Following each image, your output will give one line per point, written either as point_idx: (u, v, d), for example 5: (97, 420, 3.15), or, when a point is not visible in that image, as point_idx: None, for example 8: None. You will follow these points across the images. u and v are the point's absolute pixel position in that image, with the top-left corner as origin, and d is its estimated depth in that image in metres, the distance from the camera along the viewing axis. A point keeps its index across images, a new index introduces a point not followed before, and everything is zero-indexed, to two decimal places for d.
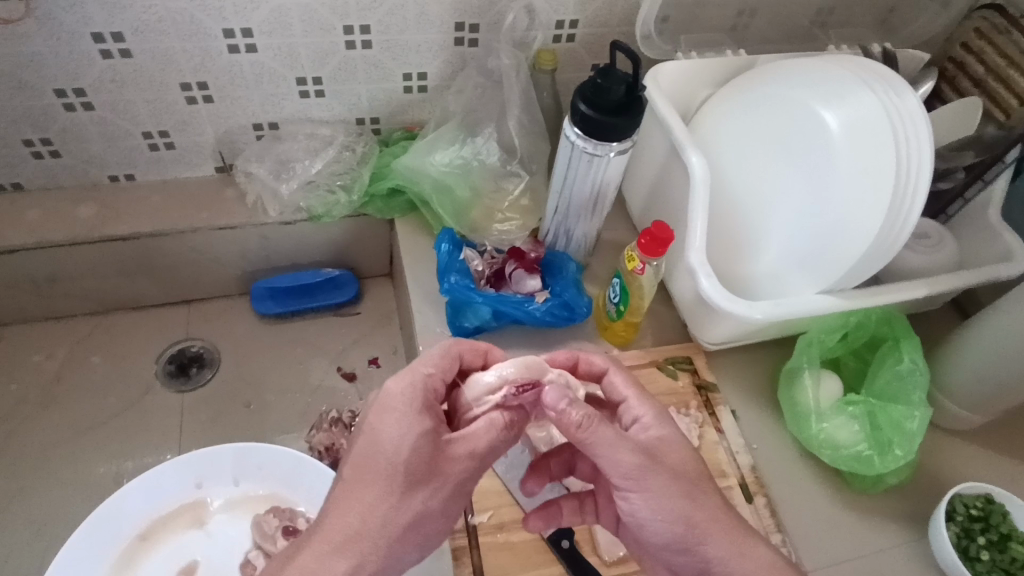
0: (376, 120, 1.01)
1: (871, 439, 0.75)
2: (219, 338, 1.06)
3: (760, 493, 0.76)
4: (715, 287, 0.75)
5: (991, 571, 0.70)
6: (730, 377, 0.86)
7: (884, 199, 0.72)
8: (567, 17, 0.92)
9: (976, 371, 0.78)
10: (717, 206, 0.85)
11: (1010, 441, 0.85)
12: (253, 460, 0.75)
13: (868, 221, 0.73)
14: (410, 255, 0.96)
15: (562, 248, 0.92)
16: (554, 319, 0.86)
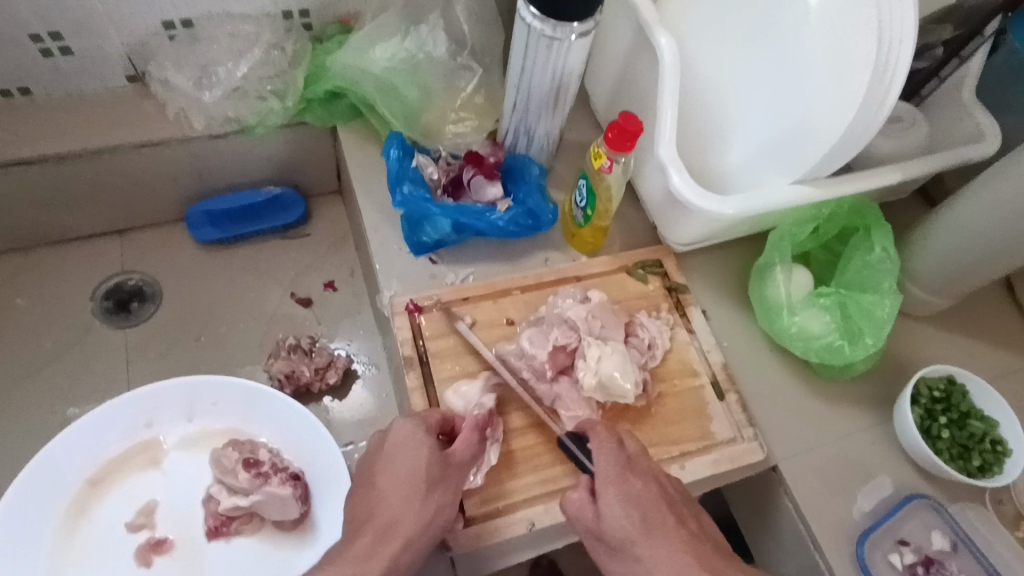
0: (306, 13, 0.89)
1: (841, 329, 0.75)
2: (160, 270, 0.97)
3: (731, 390, 0.75)
4: (686, 182, 0.71)
5: (950, 447, 0.73)
6: (700, 276, 0.84)
7: (853, 90, 0.64)
8: None
9: (944, 256, 0.77)
10: (692, 100, 0.82)
11: (970, 324, 0.86)
12: (205, 394, 0.70)
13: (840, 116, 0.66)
14: (359, 166, 0.88)
15: (522, 151, 0.85)
16: (519, 229, 0.80)
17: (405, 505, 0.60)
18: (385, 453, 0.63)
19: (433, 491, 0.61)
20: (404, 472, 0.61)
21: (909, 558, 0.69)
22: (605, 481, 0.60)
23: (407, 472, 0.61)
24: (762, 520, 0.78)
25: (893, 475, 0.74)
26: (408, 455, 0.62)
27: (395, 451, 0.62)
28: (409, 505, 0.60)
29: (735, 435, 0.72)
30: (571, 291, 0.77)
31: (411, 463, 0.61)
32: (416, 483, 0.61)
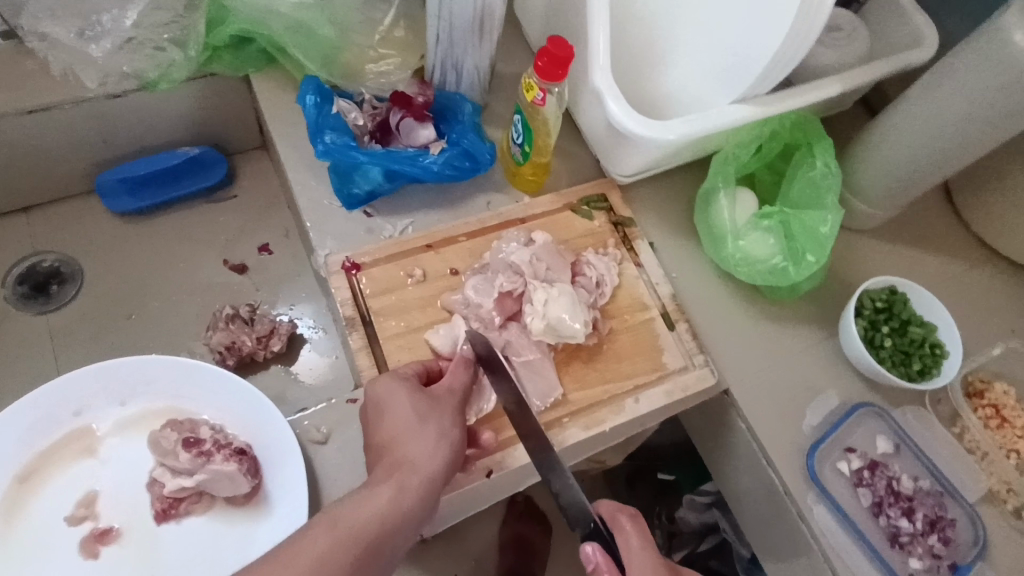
0: None
1: (786, 250, 0.74)
2: (75, 248, 0.90)
3: (681, 320, 0.74)
4: (623, 109, 0.68)
5: (892, 356, 0.74)
6: (646, 208, 0.82)
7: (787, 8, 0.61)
8: None
9: (884, 168, 0.77)
10: (643, 21, 0.78)
11: (909, 234, 0.87)
12: (136, 375, 0.67)
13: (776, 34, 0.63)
14: (278, 117, 0.82)
15: (453, 88, 0.80)
16: (456, 172, 0.76)
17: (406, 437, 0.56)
18: (374, 406, 0.59)
19: (428, 421, 0.58)
20: (396, 414, 0.58)
21: (855, 464, 0.72)
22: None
23: (399, 408, 0.58)
24: (718, 443, 0.79)
25: (839, 388, 0.76)
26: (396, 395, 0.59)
27: (381, 404, 0.59)
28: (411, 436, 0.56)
29: (687, 364, 0.73)
30: (515, 234, 0.74)
31: (399, 410, 0.58)
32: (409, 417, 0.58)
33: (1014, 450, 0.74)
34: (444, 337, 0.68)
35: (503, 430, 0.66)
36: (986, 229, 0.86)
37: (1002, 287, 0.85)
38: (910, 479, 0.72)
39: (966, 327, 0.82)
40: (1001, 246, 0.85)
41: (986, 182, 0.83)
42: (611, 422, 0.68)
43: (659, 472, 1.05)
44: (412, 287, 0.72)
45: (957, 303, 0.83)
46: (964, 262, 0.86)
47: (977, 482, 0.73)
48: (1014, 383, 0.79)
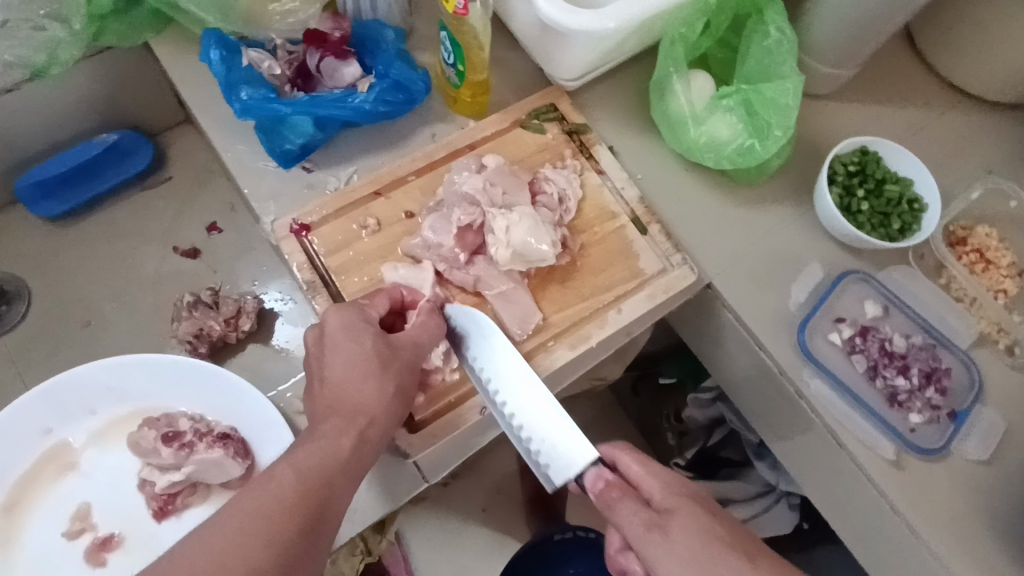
0: None
1: (750, 127, 0.70)
2: (14, 263, 0.85)
3: (653, 221, 0.71)
4: (553, 3, 0.62)
5: (871, 218, 0.72)
6: (599, 110, 0.77)
7: None
8: None
9: (840, 21, 0.72)
10: None
11: (875, 89, 0.83)
12: (98, 382, 0.64)
13: None
14: (189, 82, 0.75)
15: (370, 16, 0.73)
16: (390, 107, 0.70)
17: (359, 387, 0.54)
18: (330, 347, 0.56)
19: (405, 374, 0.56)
20: (364, 363, 0.55)
21: (846, 332, 0.72)
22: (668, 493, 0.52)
23: (367, 362, 0.55)
24: (710, 339, 0.78)
25: (821, 260, 0.74)
26: (341, 343, 0.56)
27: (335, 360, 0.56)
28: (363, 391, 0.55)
29: (664, 265, 0.70)
30: (465, 162, 0.70)
31: (359, 362, 0.55)
32: (353, 369, 0.55)
33: (1001, 289, 0.74)
34: (413, 279, 0.65)
35: (457, 388, 0.64)
36: (953, 70, 0.82)
37: (975, 127, 0.82)
38: (902, 337, 0.72)
39: (943, 175, 0.80)
40: (968, 84, 0.82)
41: (950, 17, 0.78)
42: (597, 336, 0.66)
43: (660, 377, 1.08)
44: (367, 239, 0.68)
45: (931, 153, 0.81)
46: (933, 108, 0.83)
47: (968, 327, 0.73)
48: (995, 223, 0.78)
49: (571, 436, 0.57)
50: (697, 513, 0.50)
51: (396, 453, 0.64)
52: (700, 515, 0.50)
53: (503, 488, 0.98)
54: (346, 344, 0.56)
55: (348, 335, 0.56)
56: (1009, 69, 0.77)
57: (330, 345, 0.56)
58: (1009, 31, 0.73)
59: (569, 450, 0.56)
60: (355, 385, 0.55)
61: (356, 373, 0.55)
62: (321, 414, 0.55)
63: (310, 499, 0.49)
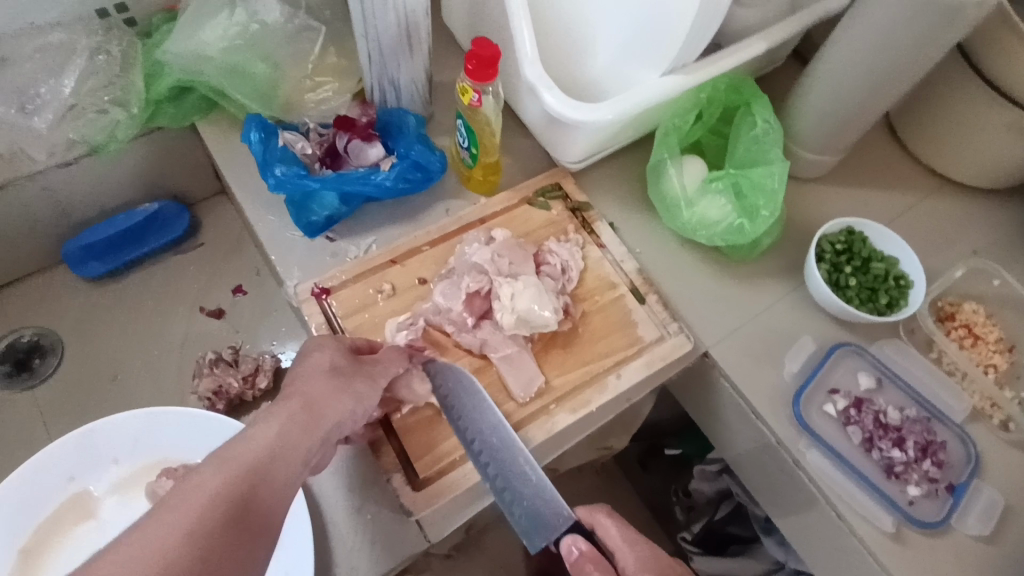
0: (123, 7, 0.81)
1: (740, 208, 0.76)
2: (52, 320, 0.90)
3: (651, 292, 0.76)
4: (557, 98, 0.69)
5: (859, 293, 0.76)
6: (601, 190, 0.83)
7: None
8: None
9: (821, 114, 0.79)
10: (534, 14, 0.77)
11: (860, 175, 0.89)
12: (123, 432, 0.67)
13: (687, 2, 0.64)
14: (228, 159, 0.83)
15: (393, 105, 0.81)
16: (409, 184, 0.77)
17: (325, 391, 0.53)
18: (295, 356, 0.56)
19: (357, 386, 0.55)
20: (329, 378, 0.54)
21: (841, 404, 0.74)
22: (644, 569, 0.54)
23: (329, 370, 0.55)
24: (709, 408, 0.81)
25: (814, 333, 0.78)
26: (311, 353, 0.56)
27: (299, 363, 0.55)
28: (341, 397, 0.53)
29: (662, 333, 0.74)
30: (475, 235, 0.76)
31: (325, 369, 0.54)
32: (326, 372, 0.54)
33: (991, 364, 0.77)
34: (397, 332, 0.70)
35: (458, 449, 0.66)
36: (931, 158, 0.88)
37: (957, 210, 0.87)
38: (896, 409, 0.74)
39: (928, 254, 0.84)
40: (948, 170, 0.88)
41: (925, 111, 0.85)
42: (598, 401, 0.69)
43: (666, 448, 1.10)
44: (382, 302, 0.73)
45: (917, 233, 0.85)
46: (916, 192, 0.89)
47: (961, 401, 0.75)
48: (982, 301, 0.81)
49: (549, 496, 0.59)
50: None
51: (400, 512, 0.65)
52: None
53: (506, 559, 0.97)
54: (312, 352, 0.56)
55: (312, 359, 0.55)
56: (984, 158, 0.83)
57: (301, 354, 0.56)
58: (980, 125, 0.79)
59: (544, 509, 0.59)
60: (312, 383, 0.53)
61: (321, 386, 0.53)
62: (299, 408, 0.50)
63: (252, 488, 0.42)
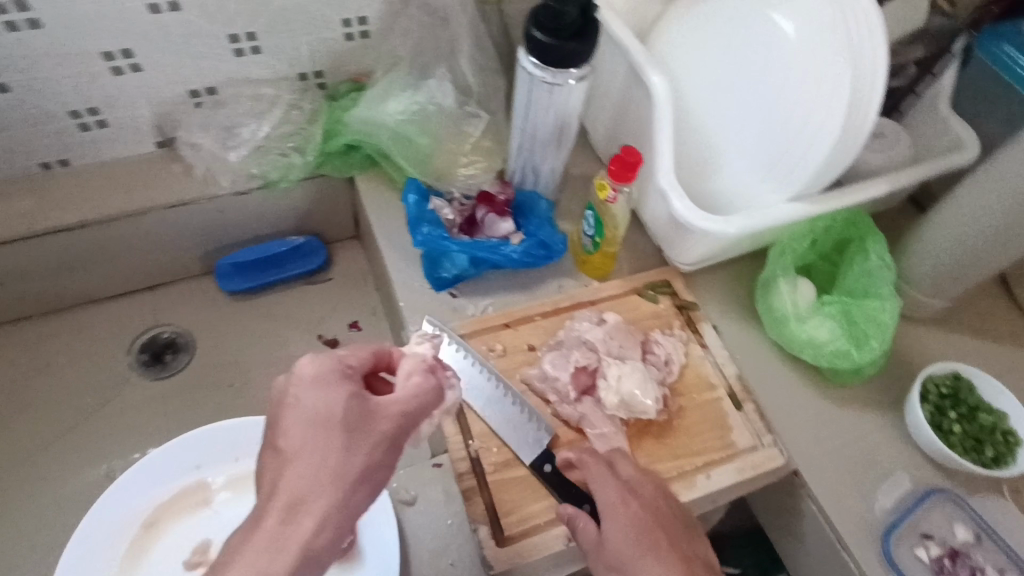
0: (321, 74, 0.94)
1: (848, 335, 0.78)
2: (190, 321, 1.02)
3: (748, 400, 0.78)
4: (688, 206, 0.75)
5: (962, 441, 0.75)
6: (709, 293, 0.88)
7: (840, 107, 0.69)
8: None
9: (937, 259, 0.81)
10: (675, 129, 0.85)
11: (971, 323, 0.90)
12: (250, 435, 0.76)
13: (827, 132, 0.70)
14: (377, 211, 0.94)
15: (530, 187, 0.90)
16: (533, 259, 0.85)
17: (314, 459, 0.49)
18: (291, 401, 0.52)
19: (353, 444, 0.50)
20: (324, 443, 0.50)
21: (934, 551, 0.71)
22: (613, 512, 0.63)
23: (321, 428, 0.50)
24: (790, 527, 0.80)
25: (911, 472, 0.77)
26: (307, 399, 0.51)
27: (297, 409, 0.51)
28: (333, 464, 0.49)
29: (756, 443, 0.76)
30: (587, 314, 0.82)
31: (318, 425, 0.50)
32: (317, 428, 0.50)
33: None
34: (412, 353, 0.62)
35: (548, 513, 0.69)
36: None
37: None
38: (997, 570, 0.70)
39: None
40: None
41: None
42: (684, 496, 0.71)
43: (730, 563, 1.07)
44: (493, 360, 0.79)
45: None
46: None
47: None
48: None
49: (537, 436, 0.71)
50: (624, 527, 0.62)
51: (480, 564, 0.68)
52: (628, 528, 0.62)
53: None
54: (307, 394, 0.52)
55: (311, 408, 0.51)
56: None
57: (291, 399, 0.51)
58: None
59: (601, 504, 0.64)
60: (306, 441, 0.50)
61: (314, 455, 0.49)
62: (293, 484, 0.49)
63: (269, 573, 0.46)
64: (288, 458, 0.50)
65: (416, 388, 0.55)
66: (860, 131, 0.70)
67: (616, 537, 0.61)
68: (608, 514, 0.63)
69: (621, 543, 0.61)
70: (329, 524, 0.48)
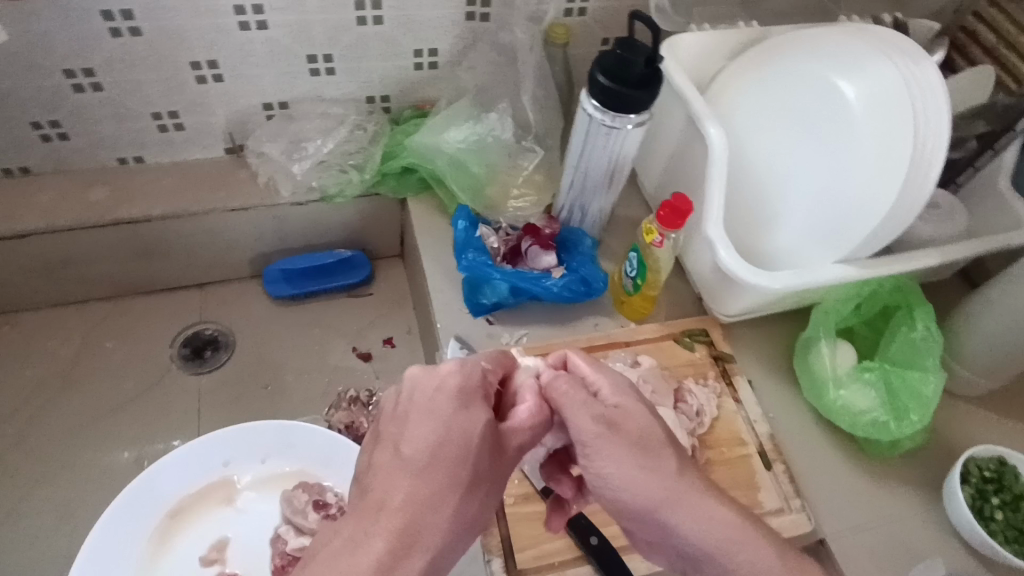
0: (387, 98, 0.99)
1: (888, 405, 0.76)
2: (233, 321, 1.05)
3: (779, 460, 0.77)
4: (734, 258, 0.75)
5: (1005, 530, 0.72)
6: (746, 347, 0.87)
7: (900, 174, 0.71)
8: (576, 4, 0.92)
9: (986, 338, 0.79)
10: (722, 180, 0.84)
11: (1020, 409, 0.86)
12: (281, 439, 0.77)
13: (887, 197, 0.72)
14: (425, 233, 0.96)
15: (576, 224, 0.91)
16: (572, 294, 0.86)
17: (437, 473, 0.50)
18: (418, 406, 0.53)
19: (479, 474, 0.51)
20: (450, 461, 0.51)
21: None
22: (593, 435, 0.56)
23: (452, 444, 0.51)
24: None
25: (945, 557, 0.73)
26: (435, 410, 0.53)
27: (425, 414, 0.53)
28: (455, 490, 0.50)
29: (783, 505, 0.74)
30: (621, 355, 0.83)
31: (444, 436, 0.51)
32: (441, 442, 0.51)
33: None
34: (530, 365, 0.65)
35: (565, 551, 0.68)
36: None
37: None
38: None
39: None
40: None
41: None
42: None
43: None
44: None
45: None
46: None
47: None
48: None
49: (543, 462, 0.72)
50: (616, 448, 0.55)
51: None
52: (619, 450, 0.55)
53: None
54: (437, 402, 0.53)
55: (445, 420, 0.52)
56: None
57: (423, 402, 0.53)
58: None
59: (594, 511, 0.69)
60: (433, 449, 0.51)
61: (440, 471, 0.50)
62: (413, 491, 0.49)
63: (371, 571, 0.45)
64: (411, 469, 0.50)
65: (530, 419, 0.57)
66: (919, 198, 0.72)
67: (612, 468, 0.55)
68: (594, 444, 0.56)
69: (626, 486, 0.54)
70: (435, 547, 0.48)
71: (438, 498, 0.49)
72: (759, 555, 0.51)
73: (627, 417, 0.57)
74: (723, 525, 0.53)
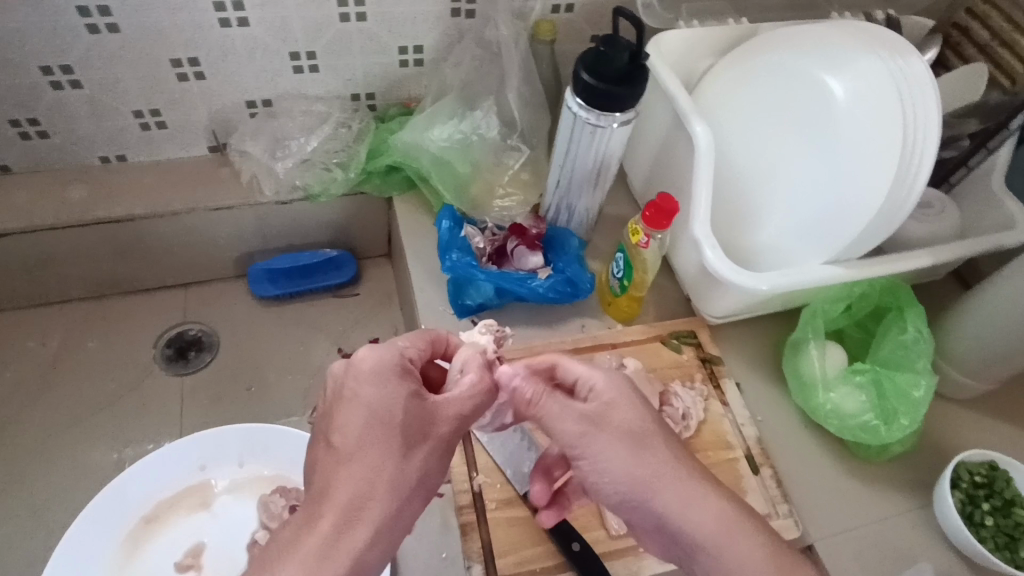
0: (372, 96, 0.97)
1: (877, 408, 0.75)
2: (217, 321, 1.04)
3: (766, 464, 0.75)
4: (720, 258, 0.73)
5: (995, 536, 0.70)
6: (735, 349, 0.86)
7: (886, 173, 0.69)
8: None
9: (978, 340, 0.78)
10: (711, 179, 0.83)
11: (1013, 412, 0.85)
12: (258, 442, 0.77)
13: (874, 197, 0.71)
14: (409, 233, 0.95)
15: (563, 223, 0.90)
16: (558, 295, 0.84)
17: (370, 455, 0.51)
18: (345, 392, 0.53)
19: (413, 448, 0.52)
20: (380, 442, 0.51)
21: None
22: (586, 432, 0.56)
23: (378, 424, 0.52)
24: None
25: (934, 562, 0.72)
26: (363, 392, 0.53)
27: (350, 400, 0.53)
28: (389, 466, 0.51)
29: (770, 511, 0.72)
30: (607, 358, 0.81)
31: (374, 418, 0.52)
32: (374, 424, 0.52)
33: None
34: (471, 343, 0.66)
35: (547, 557, 0.67)
36: None
37: None
38: None
39: None
40: None
41: None
42: None
43: None
44: None
45: None
46: None
47: None
48: None
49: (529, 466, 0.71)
50: (607, 443, 0.56)
51: None
52: (609, 447, 0.56)
53: None
54: (364, 386, 0.53)
55: (372, 400, 0.52)
56: None
57: (349, 385, 0.53)
58: None
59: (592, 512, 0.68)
60: (363, 431, 0.51)
61: (372, 452, 0.51)
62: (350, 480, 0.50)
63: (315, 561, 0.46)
64: (344, 455, 0.51)
65: (472, 386, 0.57)
66: (908, 197, 0.71)
67: (600, 464, 0.56)
68: (585, 442, 0.56)
69: (616, 479, 0.55)
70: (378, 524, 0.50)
71: (374, 479, 0.50)
72: (739, 548, 0.53)
73: (618, 408, 0.57)
74: (716, 514, 0.54)
